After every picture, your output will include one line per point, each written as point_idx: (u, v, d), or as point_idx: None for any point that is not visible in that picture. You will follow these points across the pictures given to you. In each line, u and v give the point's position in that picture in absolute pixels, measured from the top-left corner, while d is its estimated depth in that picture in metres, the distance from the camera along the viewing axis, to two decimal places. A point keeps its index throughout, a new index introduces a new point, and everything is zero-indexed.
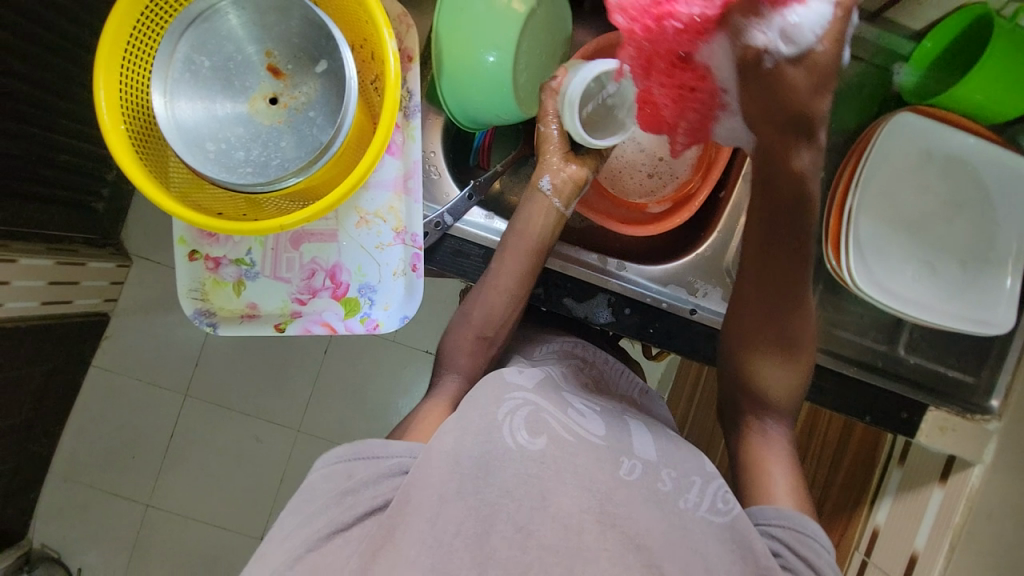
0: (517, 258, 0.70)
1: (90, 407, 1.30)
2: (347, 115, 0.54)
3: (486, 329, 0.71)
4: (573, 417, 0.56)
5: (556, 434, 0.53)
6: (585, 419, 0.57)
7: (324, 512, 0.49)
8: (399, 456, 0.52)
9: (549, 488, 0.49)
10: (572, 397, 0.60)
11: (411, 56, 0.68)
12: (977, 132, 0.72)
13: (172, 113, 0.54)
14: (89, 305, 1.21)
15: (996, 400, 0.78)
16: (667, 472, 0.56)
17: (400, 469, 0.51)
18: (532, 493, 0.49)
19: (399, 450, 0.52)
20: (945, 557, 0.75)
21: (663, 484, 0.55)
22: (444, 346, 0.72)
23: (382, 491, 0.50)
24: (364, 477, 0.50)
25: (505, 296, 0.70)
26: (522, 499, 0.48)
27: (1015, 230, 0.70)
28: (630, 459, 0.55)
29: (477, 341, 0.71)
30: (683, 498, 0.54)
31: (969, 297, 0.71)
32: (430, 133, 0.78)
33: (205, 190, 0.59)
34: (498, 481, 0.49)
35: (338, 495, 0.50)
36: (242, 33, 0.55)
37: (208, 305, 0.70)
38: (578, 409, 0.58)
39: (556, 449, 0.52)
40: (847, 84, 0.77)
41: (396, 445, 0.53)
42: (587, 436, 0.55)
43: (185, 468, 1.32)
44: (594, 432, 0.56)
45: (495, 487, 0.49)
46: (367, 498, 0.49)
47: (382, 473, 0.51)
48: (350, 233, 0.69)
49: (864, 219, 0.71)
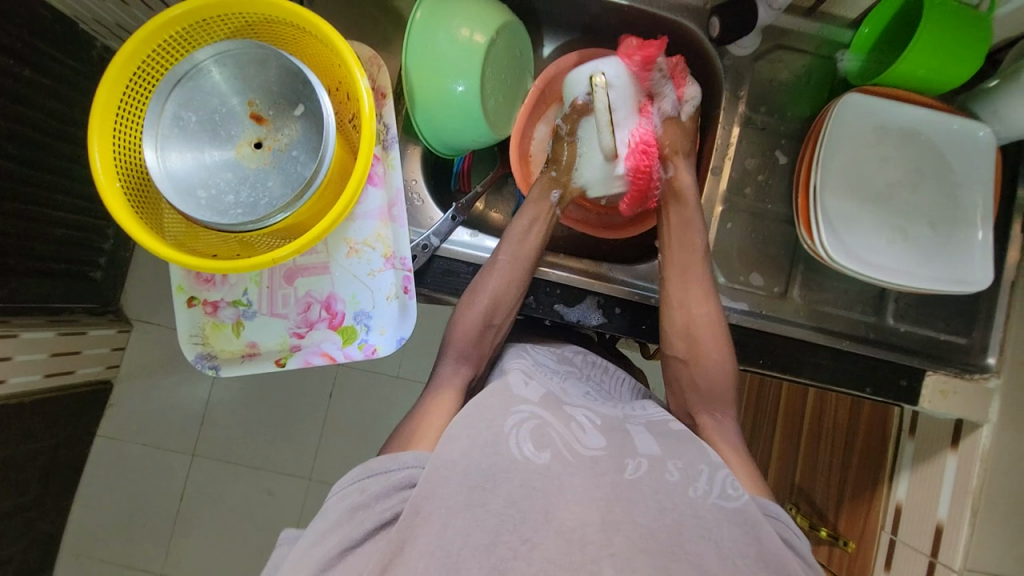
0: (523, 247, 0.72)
1: (96, 478, 1.29)
2: (328, 149, 0.57)
3: (492, 316, 0.69)
4: (575, 432, 0.54)
5: (561, 448, 0.52)
6: (585, 432, 0.54)
7: (338, 528, 0.50)
8: (408, 467, 0.52)
9: (552, 503, 0.48)
10: (575, 408, 0.58)
11: (384, 92, 0.72)
12: (924, 103, 0.76)
13: (163, 165, 0.57)
14: (91, 374, 1.22)
15: (992, 356, 0.79)
16: (673, 462, 0.54)
17: (410, 480, 0.52)
18: (536, 507, 0.47)
19: (407, 461, 0.53)
20: (970, 525, 0.74)
21: (670, 474, 0.52)
22: (446, 338, 0.68)
23: (392, 504, 0.50)
24: (375, 491, 0.51)
25: (514, 278, 0.71)
26: (527, 511, 0.47)
27: (977, 187, 0.74)
28: (634, 458, 0.53)
29: (483, 329, 0.68)
30: (693, 487, 0.52)
31: (947, 257, 0.73)
32: (410, 162, 0.83)
33: (200, 236, 0.62)
34: (503, 492, 0.48)
35: (350, 511, 0.50)
36: (224, 86, 0.60)
37: (209, 349, 0.72)
38: (580, 422, 0.55)
39: (562, 464, 0.51)
40: (795, 75, 0.82)
41: (404, 457, 0.53)
42: (588, 452, 0.52)
43: (198, 530, 1.29)
44: (592, 444, 0.53)
45: (501, 497, 0.48)
46: (378, 512, 0.50)
47: (391, 487, 0.51)
48: (341, 264, 0.71)
49: (830, 196, 0.73)
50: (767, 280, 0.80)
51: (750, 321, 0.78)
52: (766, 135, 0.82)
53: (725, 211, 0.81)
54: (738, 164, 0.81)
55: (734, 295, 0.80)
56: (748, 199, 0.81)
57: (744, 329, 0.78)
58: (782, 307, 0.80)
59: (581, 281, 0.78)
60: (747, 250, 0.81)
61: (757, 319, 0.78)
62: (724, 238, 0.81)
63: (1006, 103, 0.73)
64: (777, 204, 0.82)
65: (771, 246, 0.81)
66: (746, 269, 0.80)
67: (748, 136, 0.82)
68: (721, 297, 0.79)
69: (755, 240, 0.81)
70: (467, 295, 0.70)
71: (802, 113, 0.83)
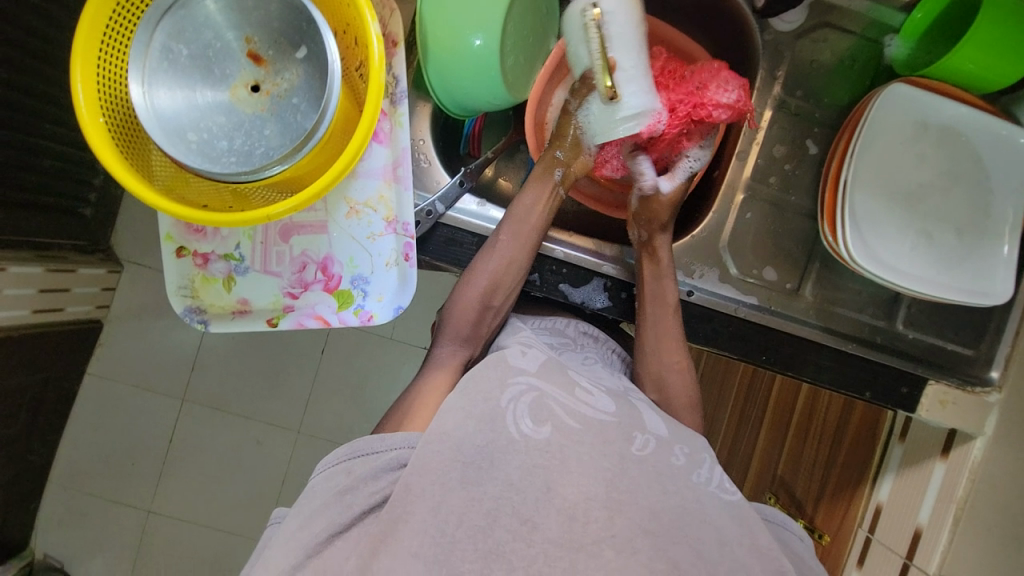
0: (524, 227, 0.69)
1: (86, 415, 1.29)
2: (332, 100, 0.53)
3: (491, 297, 0.67)
4: (580, 398, 0.52)
5: (563, 420, 0.50)
6: (593, 397, 0.53)
7: (325, 512, 0.48)
8: (396, 448, 0.51)
9: (554, 478, 0.47)
10: (577, 375, 0.56)
11: (396, 40, 0.66)
12: (967, 101, 0.71)
13: (151, 102, 0.53)
14: (81, 312, 1.19)
15: (996, 371, 0.78)
16: (680, 447, 0.53)
17: (399, 462, 0.51)
18: (536, 484, 0.46)
19: (395, 443, 0.51)
20: (949, 533, 0.75)
21: (676, 458, 0.52)
22: (444, 317, 0.67)
23: (381, 487, 0.49)
24: (363, 473, 0.50)
25: (516, 258, 0.68)
26: (527, 491, 0.46)
27: (1010, 198, 0.70)
28: (643, 434, 0.52)
29: (482, 309, 0.67)
30: (696, 473, 0.51)
31: (970, 267, 0.70)
32: (419, 120, 0.77)
33: (191, 183, 0.58)
34: (501, 474, 0.47)
35: (338, 494, 0.49)
36: (220, 18, 0.54)
37: (199, 302, 0.69)
38: (586, 390, 0.54)
39: (565, 437, 0.49)
40: (838, 59, 0.77)
41: (393, 438, 0.52)
42: (596, 417, 0.51)
43: (186, 473, 1.31)
44: (602, 408, 0.53)
45: (499, 480, 0.47)
46: (366, 496, 0.49)
47: (379, 469, 0.50)
48: (340, 224, 0.67)
49: (859, 194, 0.70)
50: (780, 275, 0.78)
51: (758, 316, 0.76)
52: (799, 122, 0.77)
53: (746, 199, 0.77)
54: (766, 151, 0.77)
55: (746, 288, 0.77)
56: (771, 189, 0.77)
57: (752, 323, 0.76)
58: (792, 305, 0.77)
59: (591, 261, 0.75)
60: (763, 242, 0.78)
61: (766, 314, 0.76)
62: (741, 228, 0.77)
63: None
64: (801, 197, 0.78)
65: (789, 239, 0.78)
66: (761, 262, 0.78)
67: (780, 122, 0.77)
68: (732, 288, 0.77)
69: (773, 233, 0.78)
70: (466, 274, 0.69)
71: (841, 101, 0.78)
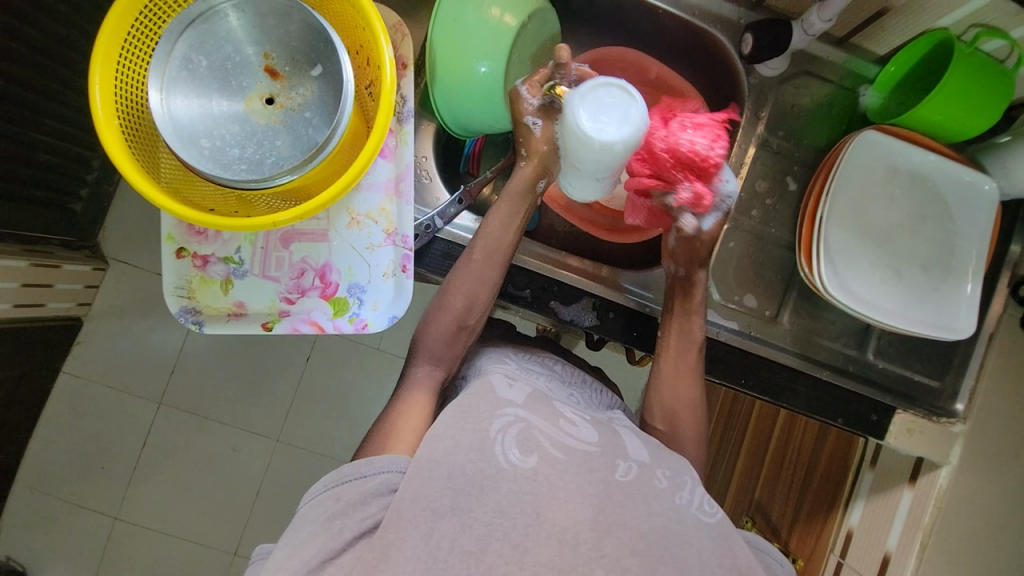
0: (494, 244, 0.69)
1: (58, 416, 1.26)
2: (343, 116, 0.55)
3: (466, 317, 0.68)
4: (562, 429, 0.53)
5: (548, 449, 0.51)
6: (576, 427, 0.54)
7: (314, 539, 0.48)
8: (386, 472, 0.51)
9: (543, 505, 0.47)
10: (562, 406, 0.58)
11: (406, 63, 0.69)
12: (935, 149, 0.77)
13: (166, 108, 0.55)
14: (61, 309, 1.18)
15: (960, 403, 0.83)
16: (662, 471, 0.55)
17: (387, 487, 0.51)
18: (526, 511, 0.47)
19: (384, 466, 0.51)
20: (917, 557, 0.78)
21: (659, 482, 0.53)
22: (419, 338, 0.67)
23: (371, 512, 0.49)
24: (351, 499, 0.50)
25: (488, 278, 0.69)
26: (516, 517, 0.46)
27: (973, 241, 0.76)
28: (625, 460, 0.53)
29: (456, 331, 0.67)
30: (679, 495, 0.53)
31: (935, 303, 0.75)
32: (422, 138, 0.80)
33: (197, 187, 0.60)
34: (491, 501, 0.47)
35: (327, 519, 0.49)
36: (241, 34, 0.57)
37: (194, 303, 0.70)
38: (569, 420, 0.55)
39: (551, 466, 0.50)
40: (817, 104, 0.83)
41: (381, 461, 0.52)
42: (580, 447, 0.52)
43: (159, 480, 1.28)
44: (585, 439, 0.54)
45: (489, 506, 0.47)
46: (357, 520, 0.48)
47: (368, 493, 0.50)
48: (341, 234, 0.70)
49: (833, 228, 0.74)
50: (760, 302, 0.82)
51: (738, 341, 0.79)
52: (780, 159, 0.82)
53: (730, 229, 0.82)
54: (748, 185, 0.82)
55: (727, 313, 0.81)
56: (753, 221, 0.82)
57: (732, 347, 0.79)
58: (772, 331, 0.81)
59: (579, 280, 0.78)
60: (745, 271, 0.82)
61: (746, 340, 0.80)
62: (724, 256, 0.81)
63: (1016, 161, 0.74)
64: (781, 230, 0.82)
65: (768, 269, 0.82)
66: (741, 289, 0.81)
67: (762, 158, 0.82)
68: (714, 313, 0.80)
69: (753, 262, 0.82)
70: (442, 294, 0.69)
71: (819, 142, 0.83)
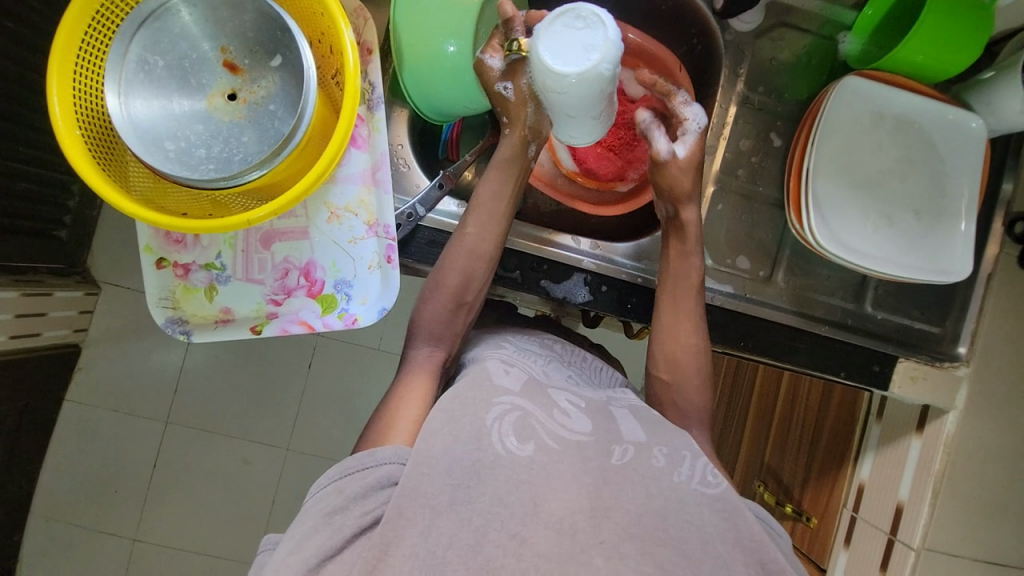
0: (493, 215, 0.69)
1: (67, 444, 1.26)
2: (308, 104, 0.54)
3: (464, 294, 0.67)
4: (560, 419, 0.53)
5: (544, 439, 0.50)
6: (570, 418, 0.53)
7: (315, 535, 0.47)
8: (386, 463, 0.51)
9: (540, 494, 0.46)
10: (558, 393, 0.57)
11: (371, 48, 0.68)
12: (921, 92, 0.75)
13: (127, 113, 0.53)
14: (57, 337, 1.17)
15: (963, 346, 0.81)
16: (659, 449, 0.53)
17: (389, 479, 0.50)
18: (523, 500, 0.46)
19: (385, 457, 0.51)
20: (930, 506, 0.78)
21: (656, 460, 0.52)
22: (417, 318, 0.66)
23: (372, 507, 0.48)
24: (351, 492, 0.49)
25: (482, 252, 0.68)
26: (514, 506, 0.45)
27: (963, 180, 0.74)
28: (620, 445, 0.53)
29: (454, 309, 0.66)
30: (677, 472, 0.51)
31: (930, 247, 0.74)
32: (396, 126, 0.78)
33: (170, 193, 0.58)
34: (489, 489, 0.46)
35: (327, 515, 0.48)
36: (195, 30, 0.55)
37: (180, 313, 0.69)
38: (564, 409, 0.54)
39: (547, 454, 0.49)
40: (795, 57, 0.81)
41: (382, 452, 0.52)
42: (573, 436, 0.52)
43: (173, 498, 1.28)
44: (579, 429, 0.53)
45: (486, 496, 0.46)
46: (356, 517, 0.47)
47: (369, 487, 0.49)
48: (321, 230, 0.68)
49: (821, 180, 0.73)
50: (753, 263, 0.80)
51: (733, 304, 0.78)
52: (762, 116, 0.81)
53: (717, 191, 0.80)
54: (732, 145, 0.80)
55: (721, 277, 0.79)
56: (740, 181, 0.80)
57: (728, 311, 0.78)
58: (765, 291, 0.80)
59: (568, 257, 0.77)
60: (736, 233, 0.80)
61: (741, 302, 0.79)
62: (713, 220, 0.80)
63: (1002, 96, 0.73)
64: (769, 188, 0.81)
65: (760, 229, 0.81)
66: (733, 251, 0.80)
67: (744, 117, 0.80)
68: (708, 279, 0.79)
69: (744, 224, 0.81)
70: (436, 274, 0.68)
71: (800, 96, 0.81)
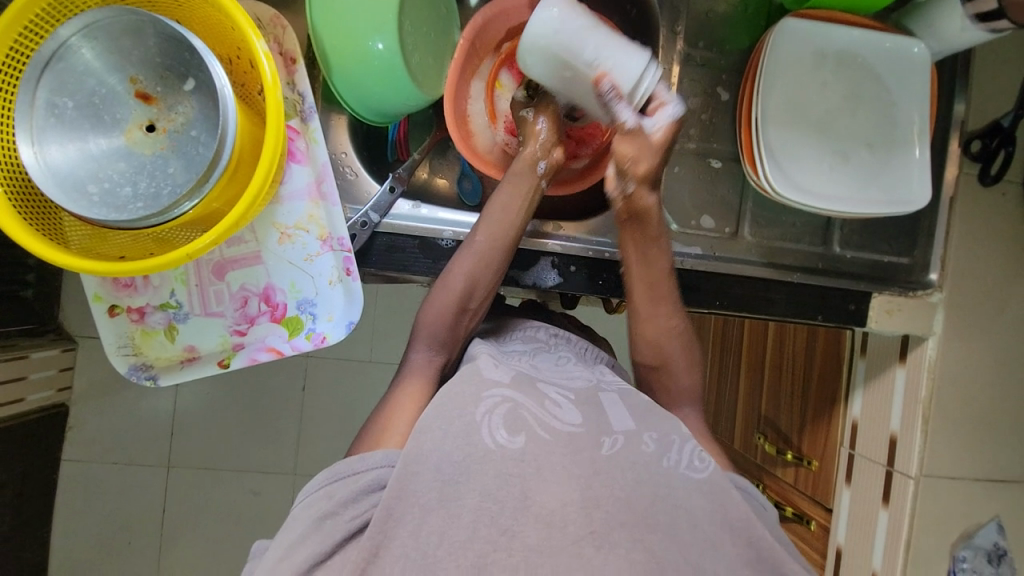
0: (505, 228, 0.68)
1: (71, 503, 1.23)
2: (229, 125, 0.52)
3: (468, 299, 0.65)
4: (551, 411, 0.52)
5: (535, 429, 0.49)
6: (561, 409, 0.52)
7: (305, 542, 0.46)
8: (376, 467, 0.50)
9: (531, 486, 0.46)
10: (547, 384, 0.57)
11: (294, 58, 0.66)
12: (861, 25, 0.74)
13: (43, 161, 0.51)
14: (43, 399, 1.13)
15: (934, 273, 0.82)
16: (649, 434, 0.53)
17: (378, 483, 0.49)
18: (513, 493, 0.45)
19: (375, 462, 0.50)
20: (922, 433, 0.80)
21: (647, 446, 0.51)
22: (419, 321, 0.65)
23: (361, 511, 0.47)
24: (341, 497, 0.48)
25: (492, 260, 0.67)
26: (505, 500, 0.45)
27: (914, 108, 0.74)
28: (610, 436, 0.51)
29: (458, 313, 0.65)
30: (666, 458, 0.51)
31: (889, 179, 0.74)
32: (336, 134, 0.76)
33: (109, 238, 0.56)
34: (478, 485, 0.46)
35: (318, 522, 0.47)
36: (98, 64, 0.52)
37: (143, 358, 0.67)
38: (555, 400, 0.53)
39: (538, 445, 0.48)
40: (733, 6, 0.80)
41: (373, 457, 0.51)
42: (565, 428, 0.50)
43: (187, 541, 1.26)
44: (571, 421, 0.52)
45: (474, 492, 0.45)
46: (347, 521, 0.47)
47: (359, 491, 0.48)
48: (274, 252, 0.66)
49: (772, 127, 0.72)
50: (718, 222, 0.80)
51: (704, 265, 0.77)
52: (707, 71, 0.80)
53: (673, 153, 0.79)
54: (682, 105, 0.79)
55: (689, 240, 0.79)
56: (694, 141, 0.79)
57: (700, 273, 0.78)
58: (734, 247, 0.80)
59: (533, 243, 0.76)
60: (699, 194, 0.80)
61: (711, 262, 0.78)
62: (674, 183, 0.79)
63: (942, 16, 0.72)
64: (723, 143, 0.80)
65: (722, 186, 0.80)
66: (698, 211, 0.80)
67: (689, 75, 0.79)
68: (677, 244, 0.78)
69: (705, 183, 0.80)
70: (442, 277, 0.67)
71: (743, 46, 0.80)
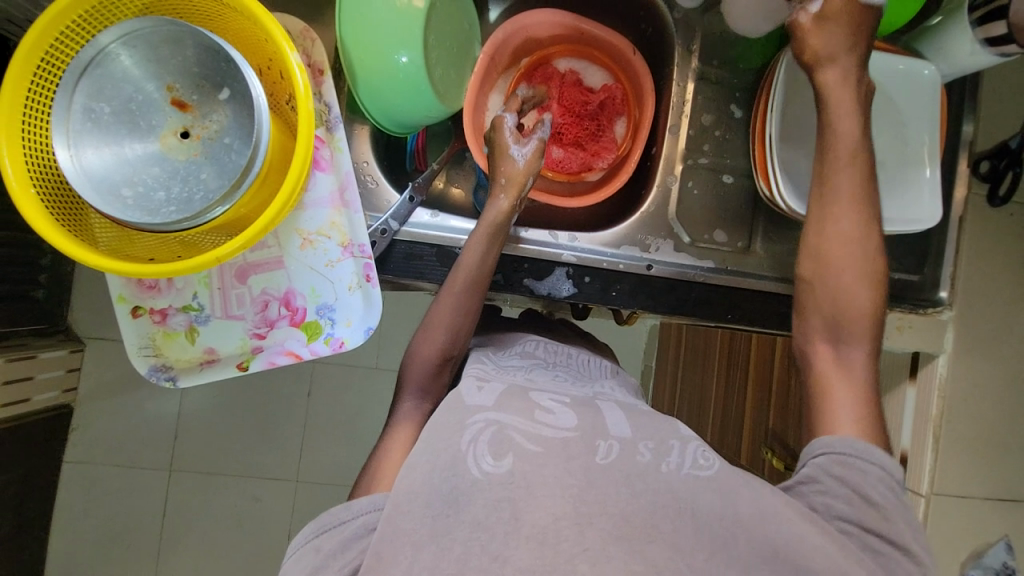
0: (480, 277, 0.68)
1: (71, 504, 1.23)
2: (263, 134, 0.53)
3: (451, 348, 0.66)
4: (541, 421, 0.52)
5: (522, 448, 0.49)
6: (553, 416, 0.53)
7: None
8: (364, 513, 0.50)
9: (520, 507, 0.45)
10: (539, 398, 0.57)
11: (322, 69, 0.69)
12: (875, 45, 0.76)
13: (80, 164, 0.52)
14: (49, 400, 1.15)
15: (944, 290, 0.82)
16: (644, 443, 0.52)
17: (366, 528, 0.49)
18: (504, 517, 0.45)
19: (361, 509, 0.51)
20: (933, 449, 0.80)
21: (642, 456, 0.51)
22: (408, 368, 0.66)
23: (350, 559, 0.47)
24: (330, 549, 0.48)
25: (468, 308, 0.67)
26: (494, 527, 0.44)
27: (923, 128, 0.76)
28: (605, 441, 0.51)
29: (442, 363, 0.66)
30: (665, 462, 0.50)
31: (899, 197, 0.75)
32: (359, 143, 0.77)
33: (137, 240, 0.57)
34: (469, 515, 0.45)
35: None
36: (137, 72, 0.54)
37: (163, 359, 0.68)
38: (547, 411, 0.54)
39: (527, 463, 0.48)
40: None
41: (359, 504, 0.51)
42: (557, 434, 0.51)
43: (185, 546, 1.26)
44: (562, 425, 0.53)
45: (465, 522, 0.45)
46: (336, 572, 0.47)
47: (347, 540, 0.49)
48: (295, 257, 0.67)
49: (782, 146, 0.74)
50: (730, 235, 0.81)
51: (716, 279, 0.78)
52: (720, 89, 0.81)
53: (686, 168, 0.81)
54: (696, 122, 0.81)
55: (701, 254, 0.80)
56: (706, 157, 0.81)
57: (712, 285, 0.78)
58: (747, 261, 0.81)
59: (547, 253, 0.76)
60: (710, 209, 0.81)
61: (724, 275, 0.79)
62: (687, 197, 0.81)
63: (950, 40, 0.74)
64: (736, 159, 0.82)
65: (732, 201, 0.81)
66: (709, 226, 0.81)
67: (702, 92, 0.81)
68: (690, 256, 0.80)
69: (716, 198, 0.81)
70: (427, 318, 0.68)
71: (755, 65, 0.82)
